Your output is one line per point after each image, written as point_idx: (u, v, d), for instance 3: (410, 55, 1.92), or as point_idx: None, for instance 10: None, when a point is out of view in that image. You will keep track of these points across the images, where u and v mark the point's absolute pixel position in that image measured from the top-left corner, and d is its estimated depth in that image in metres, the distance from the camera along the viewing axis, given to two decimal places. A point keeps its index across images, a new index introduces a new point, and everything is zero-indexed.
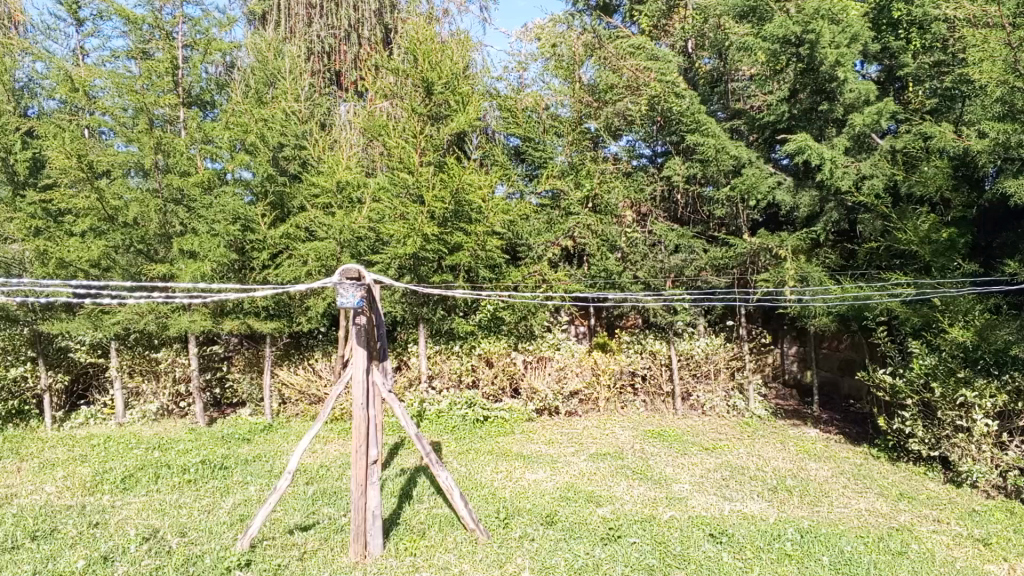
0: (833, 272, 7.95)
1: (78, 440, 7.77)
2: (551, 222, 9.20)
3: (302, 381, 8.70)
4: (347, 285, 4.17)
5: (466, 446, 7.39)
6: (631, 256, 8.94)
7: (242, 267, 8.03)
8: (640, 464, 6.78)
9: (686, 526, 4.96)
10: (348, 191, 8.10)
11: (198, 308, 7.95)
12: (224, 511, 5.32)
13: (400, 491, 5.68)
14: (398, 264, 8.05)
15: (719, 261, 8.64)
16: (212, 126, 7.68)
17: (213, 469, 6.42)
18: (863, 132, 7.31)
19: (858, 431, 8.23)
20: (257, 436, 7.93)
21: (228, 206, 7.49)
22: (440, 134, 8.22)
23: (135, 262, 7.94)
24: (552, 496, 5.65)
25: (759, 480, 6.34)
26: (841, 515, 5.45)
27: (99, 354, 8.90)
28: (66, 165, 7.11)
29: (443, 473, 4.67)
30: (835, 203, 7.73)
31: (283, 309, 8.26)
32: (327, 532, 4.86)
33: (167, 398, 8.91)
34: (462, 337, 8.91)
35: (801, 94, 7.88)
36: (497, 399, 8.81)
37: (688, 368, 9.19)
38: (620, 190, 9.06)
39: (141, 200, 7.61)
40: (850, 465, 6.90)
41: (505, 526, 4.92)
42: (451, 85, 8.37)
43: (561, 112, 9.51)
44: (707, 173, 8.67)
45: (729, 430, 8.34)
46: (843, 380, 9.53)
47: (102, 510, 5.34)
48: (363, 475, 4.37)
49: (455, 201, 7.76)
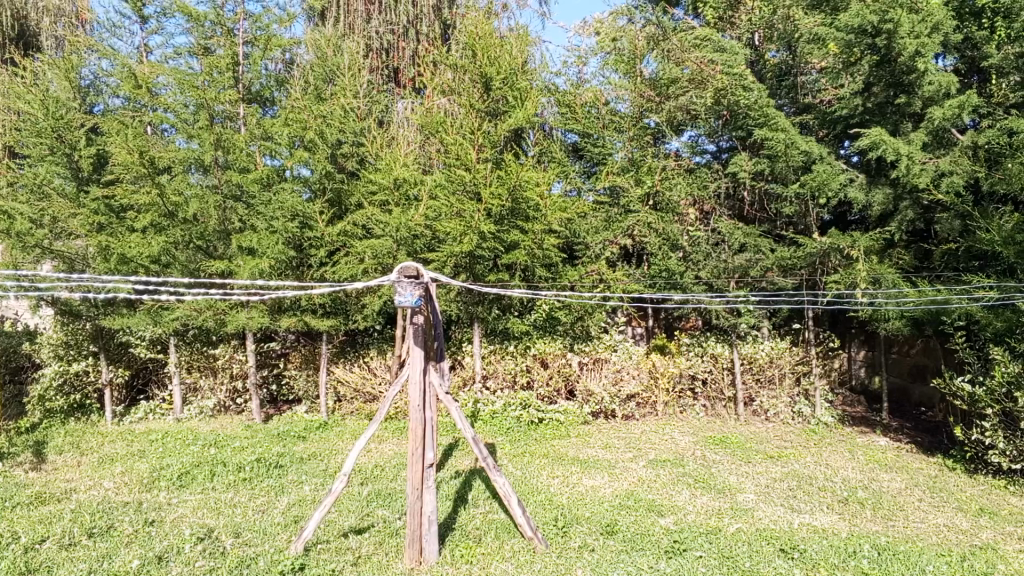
0: (907, 273, 7.61)
1: (136, 435, 7.85)
2: (610, 219, 8.99)
3: (357, 379, 8.64)
4: (405, 284, 4.05)
5: (520, 448, 7.24)
6: (694, 256, 8.65)
7: (299, 264, 8.01)
8: (701, 471, 6.55)
9: (755, 540, 4.71)
10: (405, 189, 7.99)
11: (255, 305, 7.96)
12: (279, 511, 5.27)
13: (455, 494, 5.55)
14: (454, 263, 7.93)
15: (786, 262, 8.33)
16: (272, 122, 7.72)
17: (267, 467, 6.39)
18: (942, 127, 6.96)
19: (932, 441, 7.85)
20: (312, 434, 7.91)
21: (286, 203, 7.57)
22: (497, 131, 8.07)
23: (194, 258, 7.97)
24: (610, 504, 5.46)
25: (828, 491, 6.05)
26: (918, 531, 5.15)
27: (158, 349, 8.97)
28: (129, 161, 7.17)
29: (500, 479, 4.52)
30: (911, 201, 7.38)
31: (340, 306, 8.24)
32: (382, 536, 4.75)
33: (224, 394, 8.98)
34: (517, 337, 8.74)
35: (876, 87, 7.59)
36: (552, 401, 8.62)
37: (751, 372, 8.88)
38: (683, 188, 8.82)
39: (200, 196, 7.64)
40: (925, 477, 6.55)
41: (564, 535, 4.76)
42: (509, 81, 8.22)
43: (620, 108, 9.18)
44: (775, 170, 8.38)
45: (794, 437, 8.02)
46: (914, 387, 9.20)
47: (157, 508, 5.34)
48: (419, 478, 4.26)
49: (512, 198, 7.63)
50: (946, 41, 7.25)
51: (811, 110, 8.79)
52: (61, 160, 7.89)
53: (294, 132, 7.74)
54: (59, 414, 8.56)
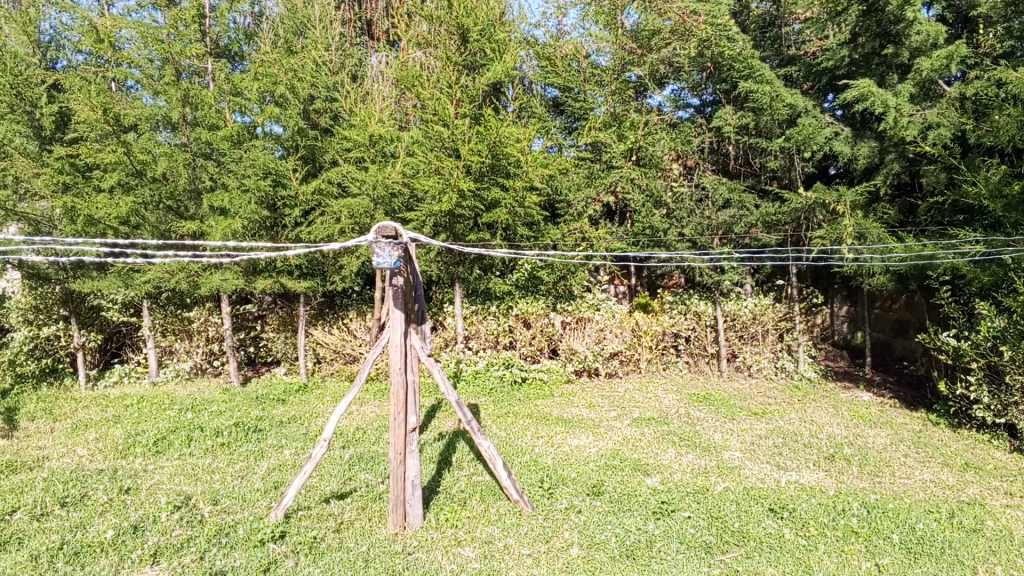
0: (891, 229, 7.55)
1: (110, 400, 7.68)
2: (592, 175, 8.81)
3: (336, 342, 8.49)
4: (383, 244, 3.89)
5: (504, 409, 7.15)
6: (677, 213, 8.49)
7: (274, 224, 7.80)
8: (686, 429, 6.50)
9: (743, 499, 4.66)
10: (381, 145, 7.84)
11: (230, 266, 7.76)
12: (258, 477, 5.15)
13: (439, 457, 5.46)
14: (434, 222, 7.71)
15: (770, 218, 8.28)
16: (241, 78, 7.36)
17: (246, 432, 6.25)
18: (929, 78, 6.83)
19: (915, 395, 7.87)
20: (292, 396, 7.78)
21: (258, 159, 7.26)
22: (476, 85, 7.85)
23: (165, 219, 7.73)
24: (596, 464, 5.39)
25: (814, 448, 6.02)
26: (905, 487, 5.13)
27: (131, 313, 8.74)
28: (92, 117, 6.88)
29: (485, 442, 4.41)
30: (896, 154, 7.32)
31: (317, 267, 8.04)
32: (365, 501, 4.65)
33: (200, 357, 8.81)
34: (499, 297, 8.61)
35: (862, 37, 7.45)
36: (535, 359, 8.56)
37: (735, 329, 8.83)
38: (665, 143, 8.66)
39: (169, 154, 7.38)
40: (909, 432, 6.55)
41: (550, 497, 4.68)
42: (487, 33, 8.00)
43: (601, 61, 9.05)
44: (760, 124, 8.25)
45: (778, 393, 8.00)
46: (896, 341, 9.20)
47: (133, 475, 5.20)
48: (402, 443, 4.15)
49: (492, 154, 7.43)
50: None
51: (796, 62, 8.60)
52: (21, 118, 7.60)
53: (263, 87, 7.41)
54: (31, 379, 8.36)
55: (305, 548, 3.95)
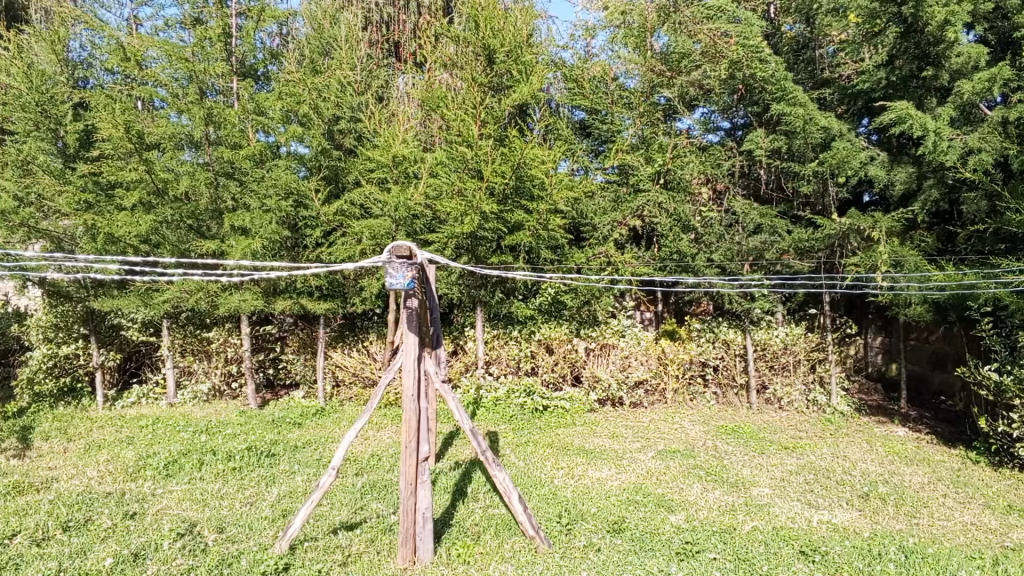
0: (929, 257, 7.28)
1: (126, 421, 7.60)
2: (619, 200, 8.71)
3: (355, 364, 8.33)
4: (397, 264, 3.73)
5: (524, 437, 6.95)
6: (706, 237, 8.30)
7: (294, 244, 7.71)
8: (713, 463, 6.25)
9: (772, 540, 4.41)
10: (404, 166, 7.62)
11: (249, 287, 7.65)
12: (268, 504, 5.00)
13: (454, 487, 5.27)
14: (455, 244, 7.58)
15: (804, 243, 7.98)
16: (265, 97, 7.33)
17: (258, 456, 6.10)
18: (970, 101, 6.57)
19: (952, 431, 7.54)
20: (309, 420, 7.64)
21: (280, 179, 7.18)
22: (502, 106, 7.74)
23: (186, 238, 7.66)
24: (617, 498, 5.17)
25: (847, 486, 5.74)
26: (945, 530, 4.84)
27: (151, 332, 8.71)
28: (115, 135, 6.86)
29: (500, 474, 4.20)
30: (936, 179, 7.04)
31: (337, 289, 7.93)
32: (374, 533, 4.46)
33: (218, 378, 8.71)
34: (521, 322, 8.44)
35: (900, 59, 7.24)
36: (556, 387, 8.33)
37: (765, 359, 8.56)
38: (695, 166, 8.48)
39: (192, 172, 7.34)
40: (948, 470, 6.24)
41: (568, 533, 4.46)
42: (514, 54, 7.93)
43: (629, 84, 8.95)
44: (793, 148, 8.05)
45: (810, 427, 7.71)
46: (933, 374, 8.87)
47: (141, 499, 5.07)
48: (413, 473, 3.97)
49: (516, 176, 7.28)
50: (975, 9, 6.81)
51: (830, 85, 8.41)
52: (46, 136, 7.64)
53: (287, 107, 7.36)
54: (49, 397, 8.31)
55: None
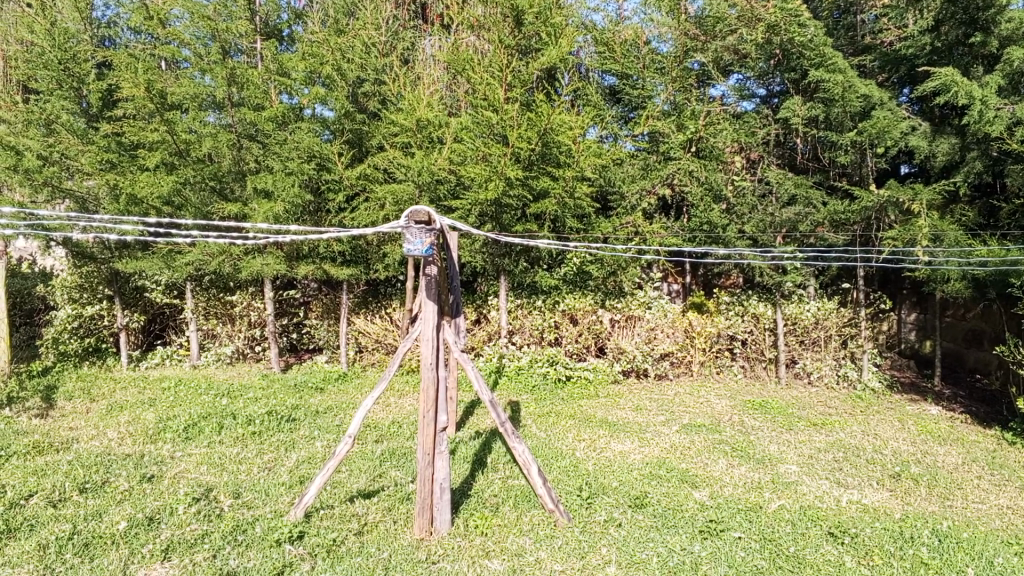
0: (970, 232, 7.01)
1: (148, 382, 7.60)
2: (648, 168, 8.47)
3: (378, 331, 8.27)
4: (415, 231, 3.60)
5: (546, 408, 6.84)
6: (738, 208, 8.11)
7: (317, 209, 7.60)
8: (739, 439, 6.11)
9: (799, 520, 4.27)
10: (429, 130, 7.51)
11: (271, 251, 7.56)
12: (286, 470, 4.95)
13: (473, 457, 5.19)
14: (480, 210, 7.43)
15: (839, 216, 7.73)
16: (288, 57, 7.19)
17: (278, 421, 6.06)
18: (1020, 69, 6.23)
19: (988, 411, 7.32)
20: (330, 385, 7.60)
21: (301, 142, 7.04)
22: (529, 69, 7.54)
23: (208, 201, 7.59)
24: (640, 472, 5.06)
25: (877, 465, 5.57)
26: (979, 513, 4.67)
27: (174, 295, 8.71)
28: (137, 94, 6.76)
29: (520, 446, 4.05)
30: (979, 151, 6.72)
31: (359, 254, 7.84)
32: (391, 502, 4.39)
33: (242, 342, 8.69)
34: (546, 291, 8.31)
35: (947, 25, 6.92)
36: (580, 357, 8.23)
37: (795, 333, 8.37)
38: (728, 134, 8.24)
39: (215, 134, 7.24)
40: (983, 451, 6.04)
41: (589, 507, 4.36)
42: (543, 16, 7.70)
43: (662, 49, 8.65)
44: (831, 116, 7.78)
45: (839, 404, 7.53)
46: (968, 352, 8.64)
47: (158, 462, 5.04)
48: (431, 443, 3.87)
49: (542, 142, 7.08)
50: None
51: (872, 51, 8.09)
52: (69, 94, 7.64)
53: (310, 67, 7.21)
54: (73, 357, 8.35)
55: (323, 552, 3.70)
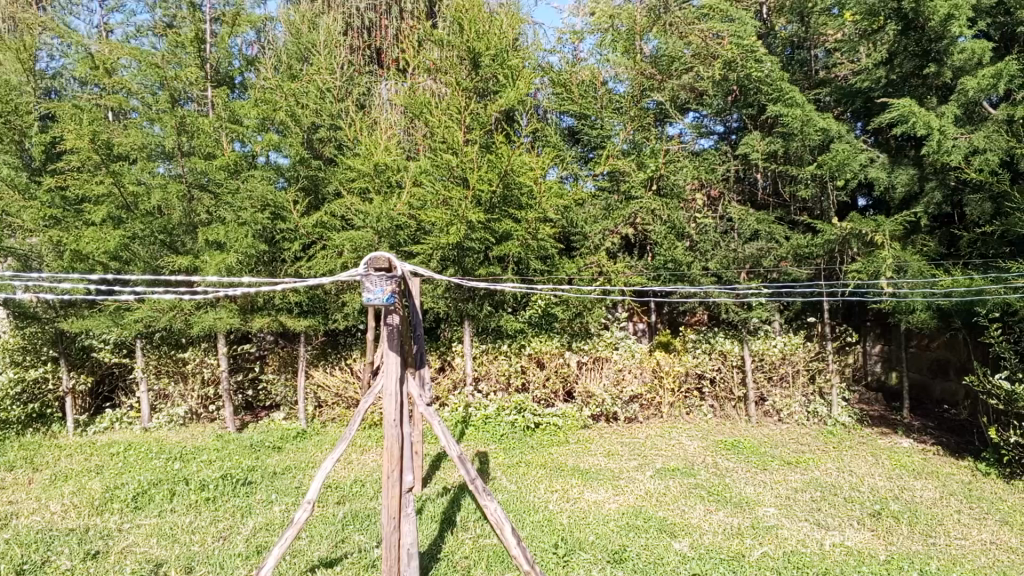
0: (932, 262, 7.03)
1: (96, 448, 7.22)
2: (609, 208, 8.42)
3: (339, 384, 8.04)
4: (375, 278, 3.42)
5: (515, 458, 6.62)
6: (701, 245, 8.04)
7: (272, 259, 7.36)
8: (714, 482, 5.95)
9: (784, 569, 4.10)
10: (387, 174, 7.35)
11: (224, 304, 7.29)
12: (242, 539, 4.65)
13: (442, 515, 4.95)
14: (441, 255, 7.27)
15: (802, 250, 7.75)
16: (240, 104, 6.99)
17: (234, 485, 5.75)
18: (974, 98, 6.38)
19: (959, 441, 7.28)
20: (289, 443, 7.29)
21: (256, 191, 6.83)
22: (487, 111, 7.47)
23: (158, 254, 7.31)
24: (616, 524, 4.85)
25: (856, 504, 5.44)
26: (964, 550, 4.54)
27: (124, 354, 8.37)
28: (81, 146, 6.50)
29: (491, 505, 3.80)
30: (937, 182, 6.82)
31: (318, 305, 7.60)
32: (356, 571, 4.13)
33: (195, 401, 8.36)
34: (511, 335, 8.15)
35: (900, 57, 7.05)
36: (549, 403, 8.04)
37: (763, 370, 8.29)
38: (689, 171, 8.25)
39: (164, 185, 7.00)
40: (959, 483, 5.96)
41: (566, 565, 4.14)
42: (500, 58, 7.68)
43: (618, 89, 8.76)
44: (790, 150, 7.84)
45: (812, 440, 7.43)
46: (934, 383, 8.64)
47: (105, 536, 4.72)
48: (396, 506, 3.63)
49: (503, 184, 7.00)
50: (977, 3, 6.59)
51: (826, 85, 8.26)
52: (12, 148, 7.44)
53: (263, 114, 7.06)
54: (16, 424, 7.94)
55: None
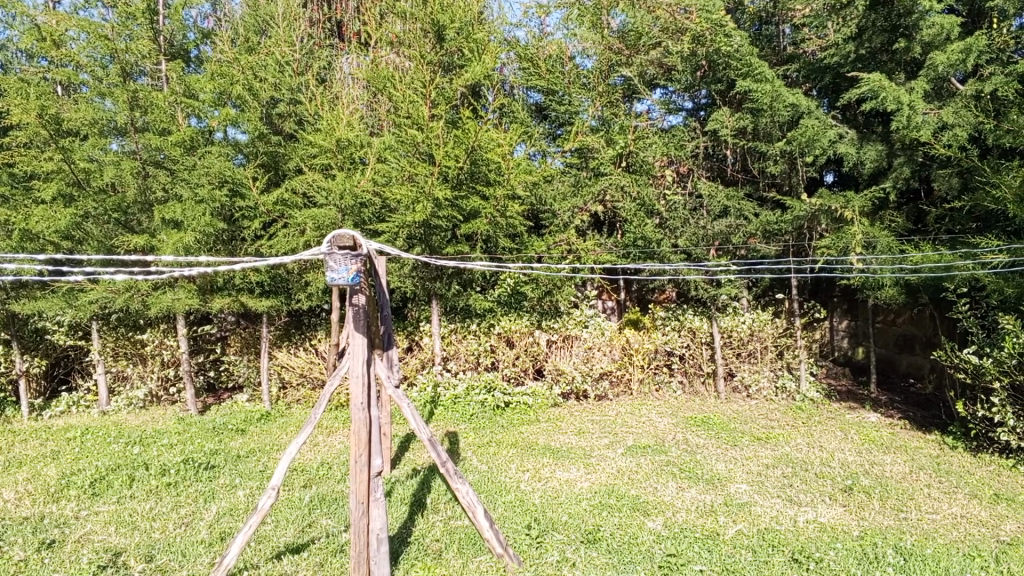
0: (899, 238, 7.04)
1: (52, 433, 6.98)
2: (578, 184, 8.39)
3: (303, 365, 7.82)
4: (339, 257, 3.27)
5: (486, 437, 6.53)
6: (670, 222, 7.92)
7: (232, 238, 7.13)
8: (686, 458, 5.93)
9: (759, 547, 4.07)
10: (351, 151, 7.22)
11: (183, 285, 7.06)
12: (205, 525, 4.50)
13: (411, 498, 4.84)
14: (407, 233, 7.09)
15: (771, 226, 7.73)
16: (195, 78, 6.71)
17: (197, 469, 5.58)
18: (944, 74, 6.37)
19: (926, 415, 7.34)
20: (252, 426, 7.12)
21: (212, 167, 6.57)
22: (453, 85, 7.31)
23: (112, 233, 7.05)
24: (588, 503, 4.79)
25: (827, 479, 5.43)
26: (936, 525, 4.54)
27: (79, 336, 8.11)
28: (28, 121, 6.22)
29: (463, 487, 3.70)
30: (906, 157, 6.82)
31: (280, 284, 7.42)
32: (323, 556, 4.01)
33: (155, 384, 8.12)
34: (480, 314, 8.02)
35: (870, 32, 7.00)
36: (519, 381, 7.97)
37: (732, 347, 8.30)
38: (658, 148, 8.21)
39: (117, 162, 6.72)
40: (927, 458, 5.99)
41: (539, 547, 4.06)
42: (465, 31, 7.52)
43: (585, 64, 8.71)
44: (759, 126, 7.80)
45: (781, 415, 7.46)
46: (901, 357, 8.72)
47: (61, 523, 4.55)
48: (365, 490, 3.50)
49: (470, 160, 6.84)
50: None
51: (794, 61, 8.24)
52: None
53: (220, 88, 6.77)
54: None
55: None
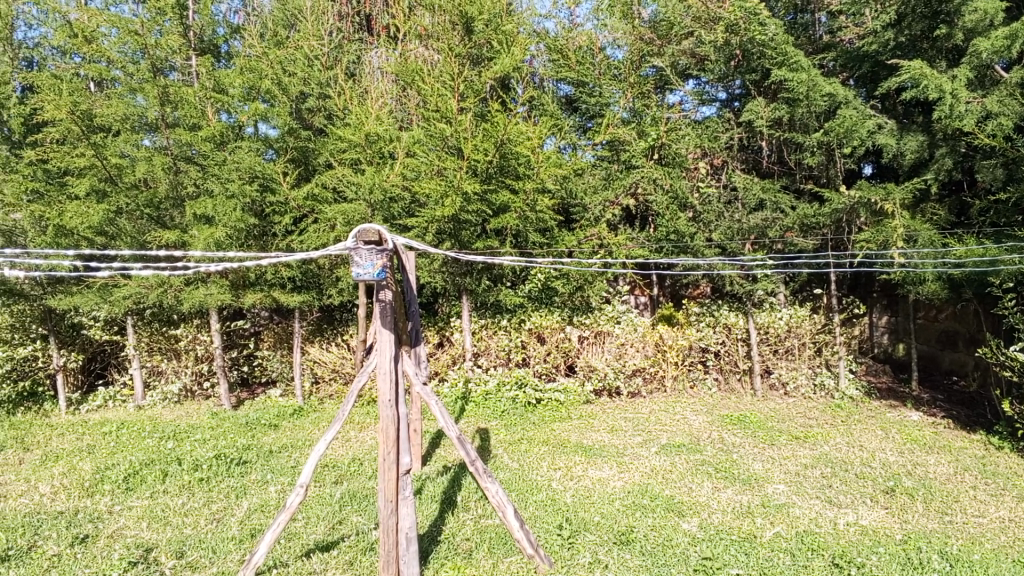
0: (941, 232, 6.83)
1: (89, 427, 7.06)
2: (609, 177, 8.19)
3: (334, 360, 7.80)
4: (364, 252, 3.22)
5: (517, 435, 6.46)
6: (704, 215, 7.75)
7: (263, 233, 7.14)
8: (721, 458, 5.81)
9: (798, 550, 3.95)
10: (379, 145, 7.19)
11: (215, 280, 7.09)
12: (236, 521, 4.49)
13: (442, 496, 4.79)
14: (437, 229, 7.01)
15: (809, 219, 7.56)
16: (225, 73, 6.72)
17: (228, 465, 5.58)
18: (987, 61, 6.15)
19: (971, 414, 7.13)
20: (285, 421, 7.13)
21: (243, 162, 6.55)
22: (483, 78, 7.24)
23: (145, 229, 7.10)
24: (621, 503, 4.70)
25: (868, 480, 5.28)
26: (982, 529, 4.39)
27: (115, 331, 8.19)
28: (61, 117, 6.28)
29: (492, 486, 3.64)
30: (948, 147, 6.61)
31: (312, 279, 7.42)
32: (353, 554, 3.97)
33: (189, 378, 8.18)
34: (510, 310, 7.94)
35: (910, 18, 6.81)
36: (550, 377, 7.88)
37: (769, 343, 8.14)
38: (690, 140, 8.02)
39: (149, 157, 6.76)
40: (972, 458, 5.80)
41: (571, 547, 3.99)
42: (494, 23, 7.47)
43: (615, 55, 8.58)
44: (795, 117, 7.64)
45: (819, 414, 7.29)
46: (943, 354, 8.50)
47: (94, 518, 4.57)
48: (394, 488, 3.46)
49: (500, 154, 6.76)
50: None
51: (831, 50, 8.06)
52: None
53: (249, 82, 6.79)
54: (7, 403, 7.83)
55: None
